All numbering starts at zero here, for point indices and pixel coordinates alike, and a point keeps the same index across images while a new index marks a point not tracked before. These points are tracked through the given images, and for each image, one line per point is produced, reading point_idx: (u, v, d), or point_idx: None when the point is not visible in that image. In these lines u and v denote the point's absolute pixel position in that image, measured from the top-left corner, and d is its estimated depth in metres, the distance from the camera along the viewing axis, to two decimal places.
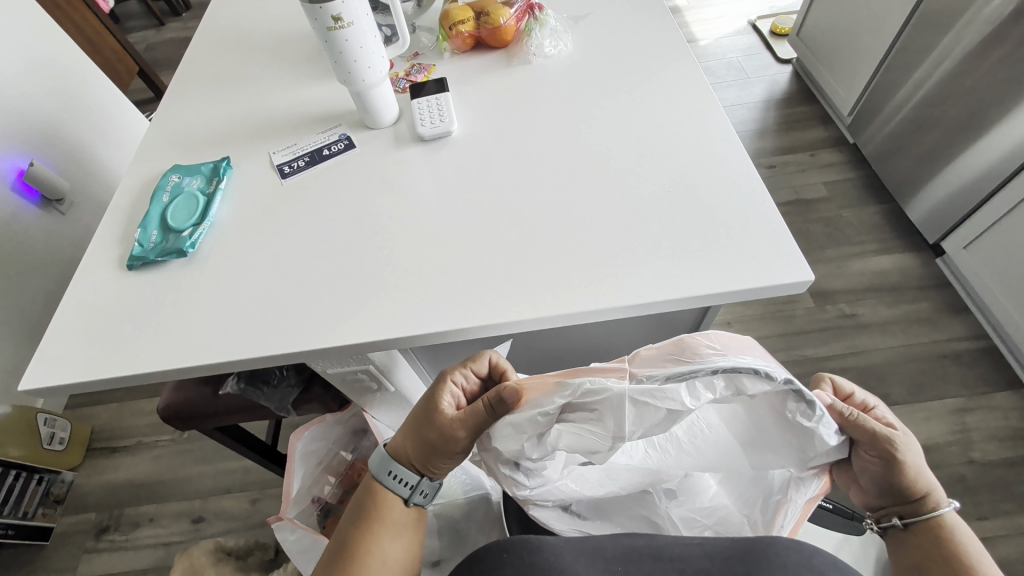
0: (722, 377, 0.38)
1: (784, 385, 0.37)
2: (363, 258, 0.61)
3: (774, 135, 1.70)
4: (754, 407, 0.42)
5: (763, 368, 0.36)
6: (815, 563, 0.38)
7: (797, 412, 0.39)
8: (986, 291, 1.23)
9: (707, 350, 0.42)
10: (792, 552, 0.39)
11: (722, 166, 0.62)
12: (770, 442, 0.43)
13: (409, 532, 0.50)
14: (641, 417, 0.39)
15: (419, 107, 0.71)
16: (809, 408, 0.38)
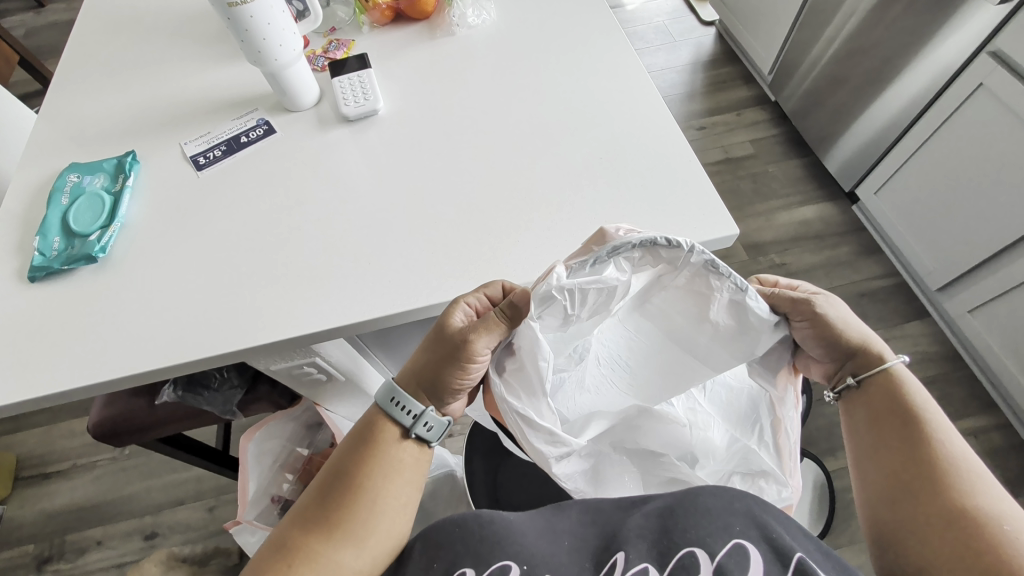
0: (618, 261, 0.41)
1: (699, 256, 0.40)
2: (297, 248, 0.59)
3: (702, 97, 1.76)
4: (684, 301, 0.45)
5: (668, 237, 0.39)
6: (736, 505, 0.39)
7: (725, 289, 0.42)
8: (895, 231, 1.35)
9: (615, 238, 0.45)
10: (715, 498, 0.40)
11: (650, 129, 0.63)
12: (700, 330, 0.46)
13: (409, 471, 0.48)
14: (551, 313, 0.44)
15: (340, 85, 0.67)
16: (730, 281, 0.41)
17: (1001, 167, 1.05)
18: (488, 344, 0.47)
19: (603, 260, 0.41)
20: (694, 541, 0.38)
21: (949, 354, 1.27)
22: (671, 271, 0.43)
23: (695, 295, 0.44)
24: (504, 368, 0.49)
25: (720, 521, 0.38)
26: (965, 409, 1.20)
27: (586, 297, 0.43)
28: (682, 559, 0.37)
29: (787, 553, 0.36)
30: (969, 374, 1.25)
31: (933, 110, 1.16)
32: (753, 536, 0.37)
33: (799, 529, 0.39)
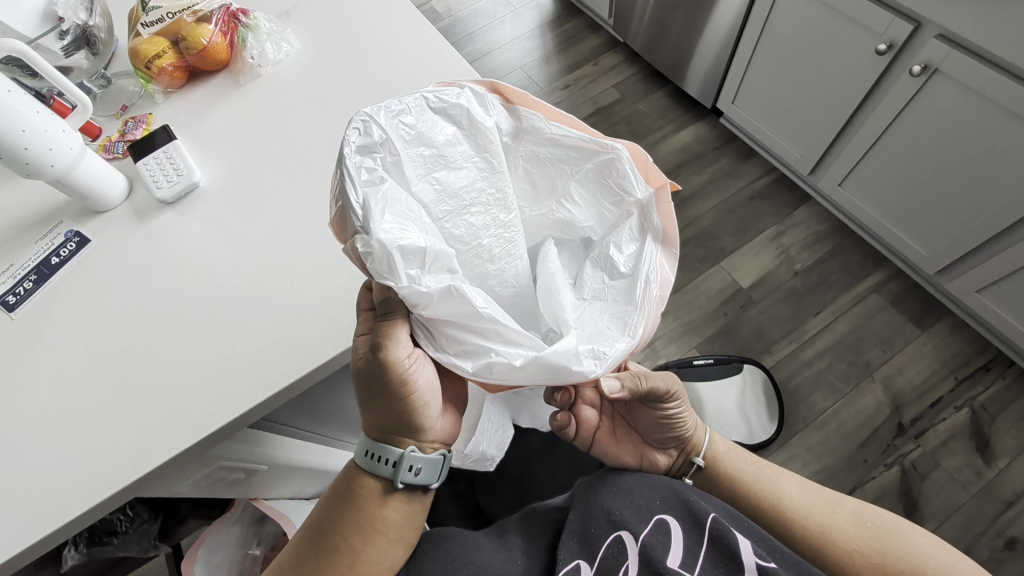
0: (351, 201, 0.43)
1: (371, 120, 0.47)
2: (151, 360, 0.53)
3: (558, 56, 1.77)
4: (411, 152, 0.50)
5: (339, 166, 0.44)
6: (652, 480, 0.47)
7: (400, 119, 0.49)
8: (759, 132, 1.44)
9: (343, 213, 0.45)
10: (632, 478, 0.47)
11: None
12: (454, 155, 0.53)
13: (390, 528, 0.47)
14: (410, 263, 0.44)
15: (146, 167, 0.61)
16: (389, 110, 0.48)
17: (821, 50, 1.13)
18: (406, 348, 0.46)
19: (354, 193, 0.43)
20: (621, 523, 0.43)
21: (837, 226, 1.38)
22: (394, 146, 0.49)
23: (418, 134, 0.51)
24: (451, 339, 0.45)
25: (643, 503, 0.45)
26: (862, 271, 1.32)
27: (386, 215, 0.45)
28: (612, 543, 0.42)
29: (699, 519, 0.43)
30: (857, 239, 1.36)
31: (754, 14, 1.24)
32: (672, 510, 0.44)
33: (708, 497, 0.46)
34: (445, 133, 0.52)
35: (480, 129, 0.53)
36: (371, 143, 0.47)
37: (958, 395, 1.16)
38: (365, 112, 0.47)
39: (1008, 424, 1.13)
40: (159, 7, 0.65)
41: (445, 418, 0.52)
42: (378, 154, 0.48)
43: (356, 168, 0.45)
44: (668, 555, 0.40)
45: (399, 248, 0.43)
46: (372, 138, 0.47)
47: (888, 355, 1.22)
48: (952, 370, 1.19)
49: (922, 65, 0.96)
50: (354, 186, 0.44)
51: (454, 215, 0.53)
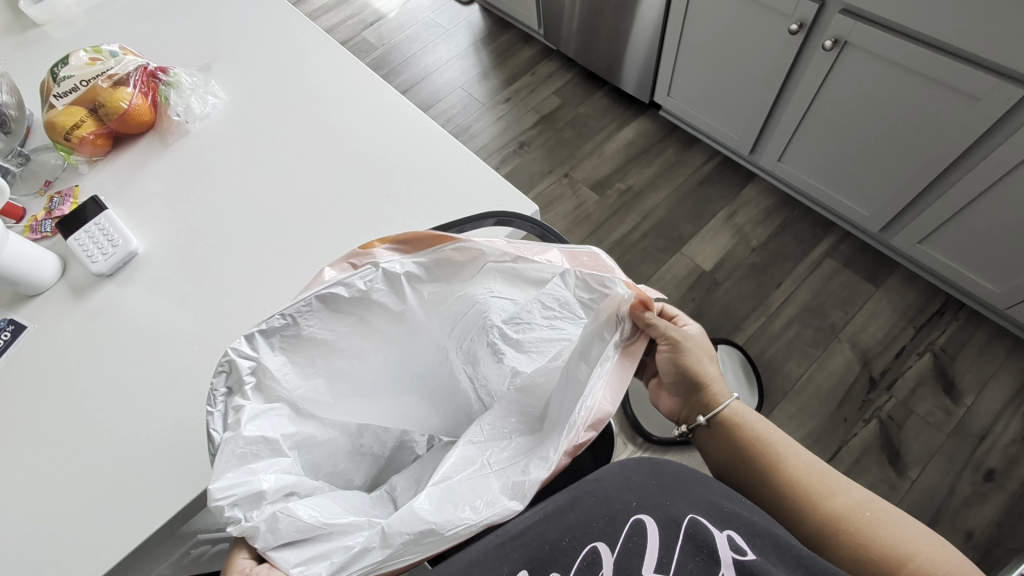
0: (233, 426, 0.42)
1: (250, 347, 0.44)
2: (108, 442, 0.51)
3: (495, 71, 1.79)
4: (308, 349, 0.49)
5: (217, 391, 0.42)
6: (632, 477, 0.40)
7: (289, 326, 0.46)
8: (697, 120, 1.49)
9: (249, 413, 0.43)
10: (611, 479, 0.39)
11: (423, 147, 0.63)
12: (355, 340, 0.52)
13: None
14: (252, 502, 0.40)
15: (77, 242, 0.58)
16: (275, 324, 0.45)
17: (740, 36, 1.18)
18: (244, 564, 0.38)
19: (220, 421, 0.41)
20: (597, 533, 0.37)
21: (783, 199, 1.44)
22: (279, 360, 0.46)
23: (310, 335, 0.48)
24: (294, 565, 0.38)
25: (618, 504, 0.38)
26: (814, 238, 1.37)
27: (265, 426, 0.45)
28: (586, 557, 0.36)
29: (677, 519, 0.37)
30: (804, 208, 1.42)
31: (674, 8, 1.28)
32: (650, 509, 0.38)
33: (691, 482, 0.39)
34: (335, 328, 0.49)
35: (369, 304, 0.50)
36: (258, 362, 0.44)
37: (919, 342, 1.21)
38: (228, 350, 0.42)
39: (968, 362, 1.18)
40: (70, 76, 0.63)
41: None
42: (247, 394, 0.43)
43: (223, 424, 0.42)
44: (644, 566, 0.36)
45: (234, 499, 0.39)
46: (249, 365, 0.43)
47: (850, 314, 1.26)
48: (910, 319, 1.24)
49: (832, 39, 1.01)
50: (218, 441, 0.40)
51: (357, 373, 0.54)
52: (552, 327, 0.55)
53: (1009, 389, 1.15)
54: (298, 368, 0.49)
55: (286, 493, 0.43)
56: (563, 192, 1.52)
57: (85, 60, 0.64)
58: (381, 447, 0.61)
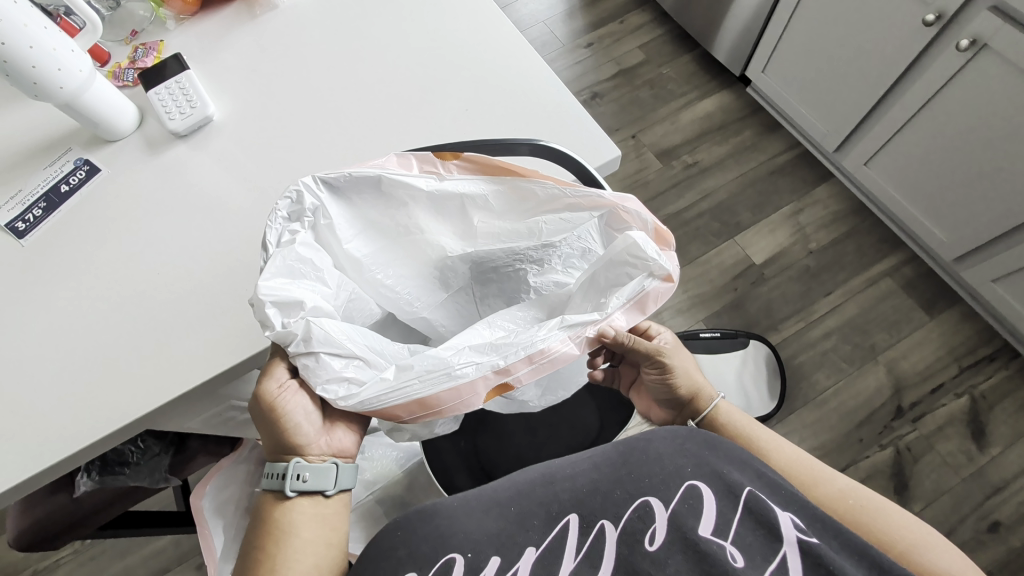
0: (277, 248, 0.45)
1: (309, 193, 0.47)
2: (164, 294, 0.53)
3: (582, 11, 1.68)
4: (349, 215, 0.51)
5: (270, 220, 0.45)
6: (685, 442, 0.40)
7: (333, 185, 0.48)
8: (787, 104, 1.38)
9: (305, 243, 0.47)
10: (662, 440, 0.40)
11: (511, 67, 0.60)
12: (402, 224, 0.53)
13: (303, 530, 0.43)
14: (289, 311, 0.43)
15: (158, 97, 0.59)
16: (312, 185, 0.47)
17: (863, 19, 1.07)
18: (279, 378, 0.45)
19: (271, 236, 0.45)
20: (649, 489, 0.37)
21: (856, 207, 1.35)
22: (316, 221, 0.48)
23: (354, 204, 0.50)
24: (321, 380, 0.42)
25: (672, 466, 0.38)
26: (878, 254, 1.30)
27: (301, 273, 0.46)
28: (638, 509, 0.36)
29: (735, 488, 0.37)
30: (876, 221, 1.33)
31: None
32: (704, 475, 0.38)
33: (746, 461, 0.39)
34: (373, 203, 0.51)
35: (414, 203, 0.51)
36: (303, 211, 0.47)
37: (959, 382, 1.17)
38: (299, 181, 0.46)
39: (1006, 413, 1.14)
40: None
41: (335, 435, 0.47)
42: (304, 224, 0.47)
43: (278, 239, 0.45)
44: (699, 526, 0.35)
45: (274, 302, 0.42)
46: (302, 206, 0.47)
47: (894, 339, 1.21)
48: (957, 357, 1.19)
49: (970, 39, 0.91)
50: (270, 252, 0.45)
51: (389, 264, 0.55)
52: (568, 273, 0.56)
53: None
54: (339, 240, 0.51)
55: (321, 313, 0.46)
56: (625, 154, 1.46)
57: None
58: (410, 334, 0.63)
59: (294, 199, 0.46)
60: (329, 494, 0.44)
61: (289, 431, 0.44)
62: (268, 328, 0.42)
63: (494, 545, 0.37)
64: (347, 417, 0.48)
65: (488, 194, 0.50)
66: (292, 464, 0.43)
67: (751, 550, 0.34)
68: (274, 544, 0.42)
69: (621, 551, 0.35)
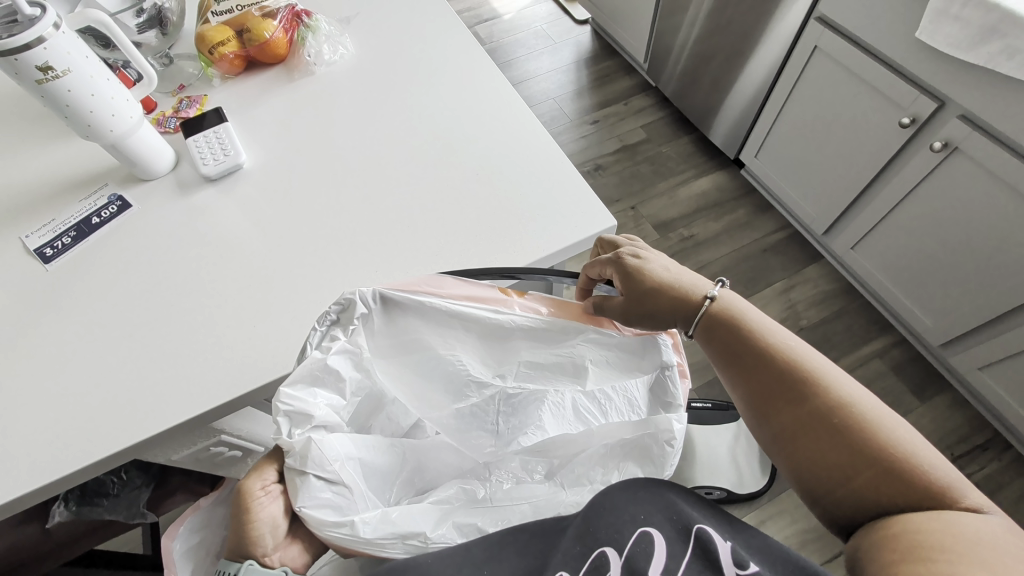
0: (318, 352, 0.45)
1: (365, 302, 0.47)
2: (176, 325, 0.55)
3: (590, 92, 1.82)
4: (391, 330, 0.51)
5: (315, 325, 0.46)
6: (636, 490, 0.41)
7: (383, 296, 0.48)
8: (778, 187, 1.47)
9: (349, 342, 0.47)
10: (616, 492, 0.41)
11: (521, 140, 0.65)
12: (442, 342, 0.54)
13: None
14: (299, 420, 0.44)
15: (195, 144, 0.64)
16: (361, 297, 0.47)
17: (847, 117, 1.17)
18: (264, 479, 0.44)
19: (315, 341, 0.45)
20: (603, 540, 0.38)
21: (845, 288, 1.40)
22: (359, 338, 0.48)
23: (388, 325, 0.51)
24: (309, 502, 0.42)
25: (626, 514, 0.39)
26: (867, 335, 1.33)
27: (332, 379, 0.47)
28: (593, 561, 0.37)
29: (683, 526, 0.38)
30: (865, 303, 1.37)
31: (785, 74, 1.28)
32: (657, 521, 0.38)
33: (704, 505, 0.40)
34: (421, 321, 0.52)
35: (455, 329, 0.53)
36: (356, 318, 0.47)
37: None
38: (356, 290, 0.47)
39: (1001, 507, 1.11)
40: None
41: (289, 551, 0.44)
42: (346, 330, 0.47)
43: (318, 341, 0.46)
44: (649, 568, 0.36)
45: (288, 411, 0.44)
46: (353, 313, 0.47)
47: None
48: (949, 445, 1.18)
49: (942, 141, 0.99)
50: (307, 356, 0.45)
51: (410, 381, 0.57)
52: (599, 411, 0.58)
53: None
54: (374, 345, 0.51)
55: (326, 426, 0.48)
56: (624, 223, 1.52)
57: None
58: (404, 418, 0.61)
59: (349, 305, 0.46)
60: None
61: (252, 539, 0.41)
62: (277, 433, 0.43)
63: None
64: (308, 538, 0.46)
65: (545, 329, 0.52)
66: (244, 564, 0.40)
67: None
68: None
69: None
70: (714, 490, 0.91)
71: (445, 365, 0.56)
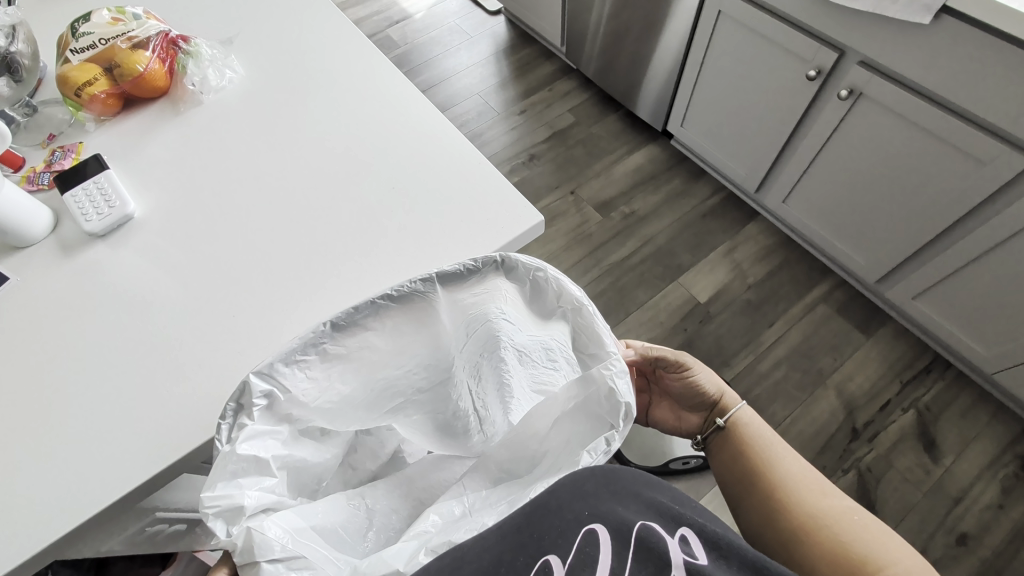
0: (238, 441, 0.41)
1: (270, 381, 0.43)
2: (78, 404, 0.49)
3: (514, 82, 1.80)
4: (328, 386, 0.47)
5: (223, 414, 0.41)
6: (583, 484, 0.37)
7: (299, 360, 0.44)
8: (708, 153, 1.50)
9: (258, 412, 0.43)
10: (564, 490, 0.37)
11: (435, 145, 0.62)
12: (366, 355, 0.48)
13: None
14: (233, 516, 0.40)
15: (74, 199, 0.57)
16: (264, 377, 0.42)
17: (760, 76, 1.20)
18: None
19: (224, 434, 0.41)
20: (548, 547, 0.35)
21: (783, 241, 1.45)
22: (284, 407, 0.45)
23: (314, 376, 0.46)
24: None
25: (569, 515, 0.36)
26: (811, 282, 1.38)
27: (260, 454, 0.43)
28: (540, 572, 0.35)
29: (628, 525, 0.36)
30: (804, 253, 1.42)
31: (696, 42, 1.30)
32: (603, 518, 0.36)
33: (646, 483, 0.39)
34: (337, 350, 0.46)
35: (362, 357, 0.48)
36: (269, 391, 0.43)
37: (904, 397, 1.22)
38: (250, 375, 0.42)
39: (950, 423, 1.19)
40: (90, 32, 0.63)
41: None
42: (252, 413, 0.42)
43: (228, 433, 0.41)
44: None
45: (218, 512, 0.39)
46: (274, 391, 0.43)
47: (838, 362, 1.27)
48: (897, 373, 1.25)
49: (847, 89, 1.03)
50: (217, 453, 0.40)
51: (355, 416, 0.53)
52: (547, 378, 0.50)
53: (988, 456, 1.15)
54: (308, 410, 0.47)
55: (266, 510, 0.42)
56: (567, 210, 1.52)
57: (107, 19, 0.64)
58: (370, 463, 0.61)
59: (259, 395, 0.42)
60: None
61: None
62: (213, 540, 0.38)
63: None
64: None
65: (424, 306, 0.48)
66: None
67: None
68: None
69: None
70: (689, 460, 0.93)
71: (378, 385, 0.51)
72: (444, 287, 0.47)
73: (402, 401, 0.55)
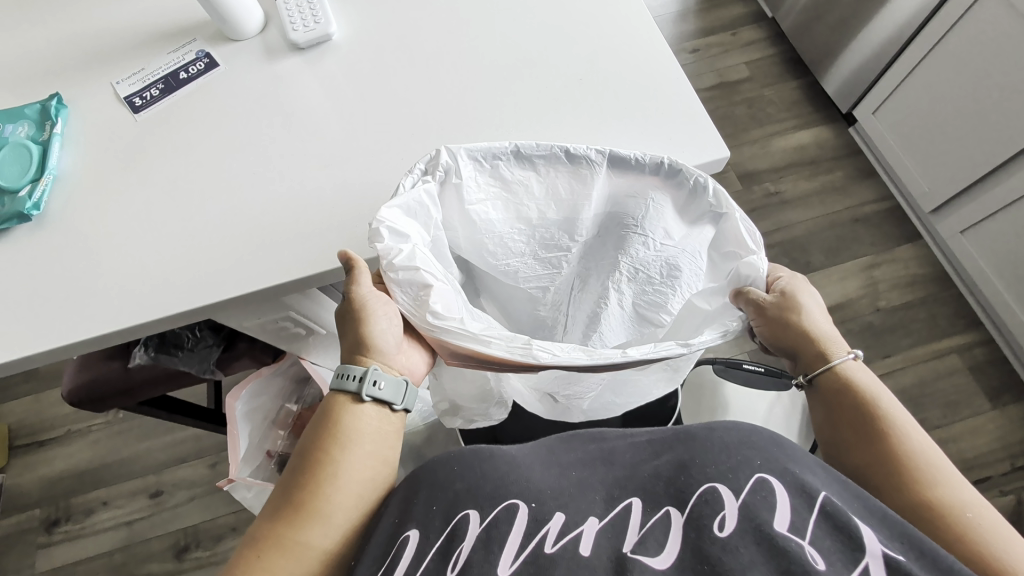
0: (413, 192, 0.48)
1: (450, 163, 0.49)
2: (253, 194, 0.54)
3: (696, 15, 1.62)
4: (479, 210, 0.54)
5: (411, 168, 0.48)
6: (753, 438, 0.37)
7: (467, 168, 0.50)
8: (891, 153, 1.30)
9: (440, 172, 0.49)
10: (727, 433, 0.37)
11: (633, 48, 0.58)
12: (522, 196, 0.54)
13: (377, 447, 0.44)
14: (393, 231, 0.45)
15: (285, 7, 0.60)
16: (445, 162, 0.49)
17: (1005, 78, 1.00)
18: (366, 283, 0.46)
19: (408, 184, 0.47)
20: (715, 476, 0.34)
21: (938, 275, 1.27)
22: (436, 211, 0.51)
23: (476, 195, 0.53)
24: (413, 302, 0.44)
25: (739, 456, 0.35)
26: (952, 328, 1.22)
27: (419, 220, 0.49)
28: (703, 494, 0.34)
29: (810, 490, 0.33)
30: (958, 295, 1.25)
31: (938, 18, 1.10)
32: (775, 470, 0.34)
33: (827, 470, 0.36)
34: (501, 181, 0.52)
35: (517, 192, 0.53)
36: (446, 169, 0.49)
37: (1008, 480, 1.09)
38: (443, 148, 0.49)
39: None
40: None
41: (409, 358, 0.49)
42: (433, 177, 0.49)
43: (412, 184, 0.48)
44: (774, 520, 0.31)
45: (386, 222, 0.45)
46: (444, 173, 0.49)
47: (947, 419, 1.14)
48: (1012, 455, 1.11)
49: None
50: (400, 186, 0.47)
51: (485, 260, 0.59)
52: (660, 292, 0.58)
53: None
54: (458, 218, 0.54)
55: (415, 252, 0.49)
56: None
57: None
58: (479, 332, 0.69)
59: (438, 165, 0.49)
60: (395, 409, 0.45)
61: (370, 339, 0.46)
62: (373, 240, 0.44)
63: (556, 501, 0.36)
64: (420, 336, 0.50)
65: (583, 178, 0.52)
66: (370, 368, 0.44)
67: (831, 555, 0.30)
68: (313, 477, 0.41)
69: (687, 532, 0.32)
70: None
71: (521, 235, 0.58)
72: (610, 168, 0.51)
73: (522, 266, 0.60)
